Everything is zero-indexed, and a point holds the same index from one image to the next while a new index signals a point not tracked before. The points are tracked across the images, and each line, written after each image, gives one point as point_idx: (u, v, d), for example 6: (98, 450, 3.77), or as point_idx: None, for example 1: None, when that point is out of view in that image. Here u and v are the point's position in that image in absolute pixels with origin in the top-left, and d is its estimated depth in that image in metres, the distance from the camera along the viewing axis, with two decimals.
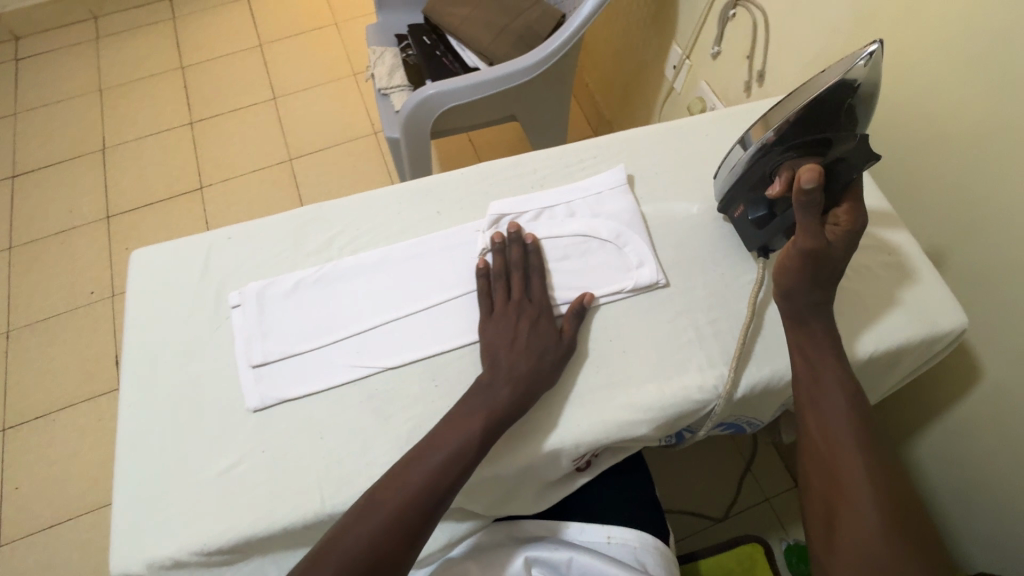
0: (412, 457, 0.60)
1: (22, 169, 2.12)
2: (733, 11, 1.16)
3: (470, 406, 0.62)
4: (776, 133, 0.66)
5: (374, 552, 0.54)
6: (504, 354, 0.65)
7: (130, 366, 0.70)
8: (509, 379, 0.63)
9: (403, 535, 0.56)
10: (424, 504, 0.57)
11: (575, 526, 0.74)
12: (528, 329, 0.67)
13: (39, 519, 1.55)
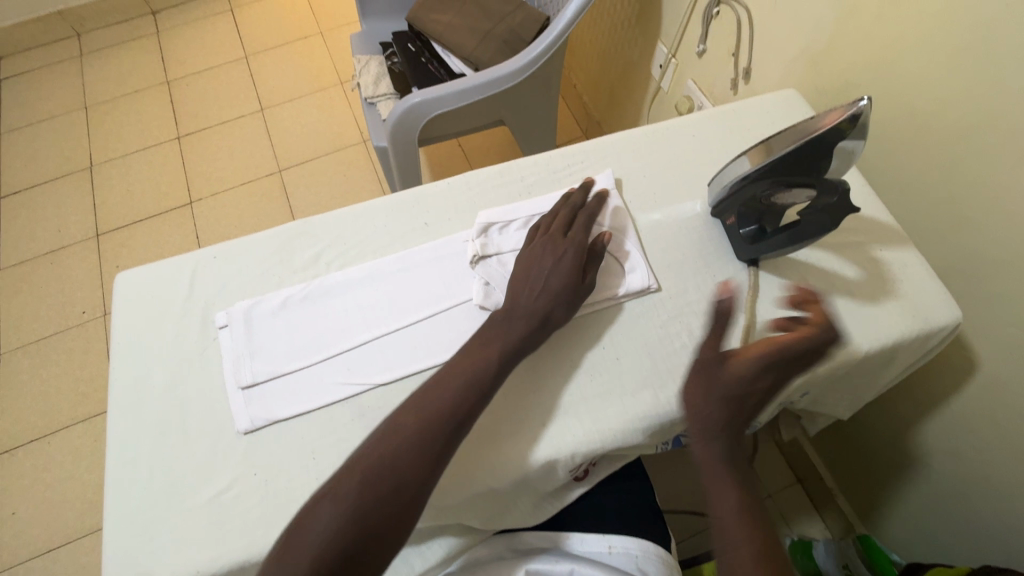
0: (433, 383, 0.62)
1: (9, 190, 2.10)
2: (717, 9, 1.16)
3: (490, 333, 0.65)
4: (767, 165, 0.64)
5: (391, 473, 0.56)
6: (526, 287, 0.68)
7: (117, 392, 0.68)
8: (524, 314, 0.66)
9: (432, 451, 0.57)
10: (440, 426, 0.59)
11: (575, 535, 0.73)
12: (551, 266, 0.69)
13: (37, 543, 1.53)
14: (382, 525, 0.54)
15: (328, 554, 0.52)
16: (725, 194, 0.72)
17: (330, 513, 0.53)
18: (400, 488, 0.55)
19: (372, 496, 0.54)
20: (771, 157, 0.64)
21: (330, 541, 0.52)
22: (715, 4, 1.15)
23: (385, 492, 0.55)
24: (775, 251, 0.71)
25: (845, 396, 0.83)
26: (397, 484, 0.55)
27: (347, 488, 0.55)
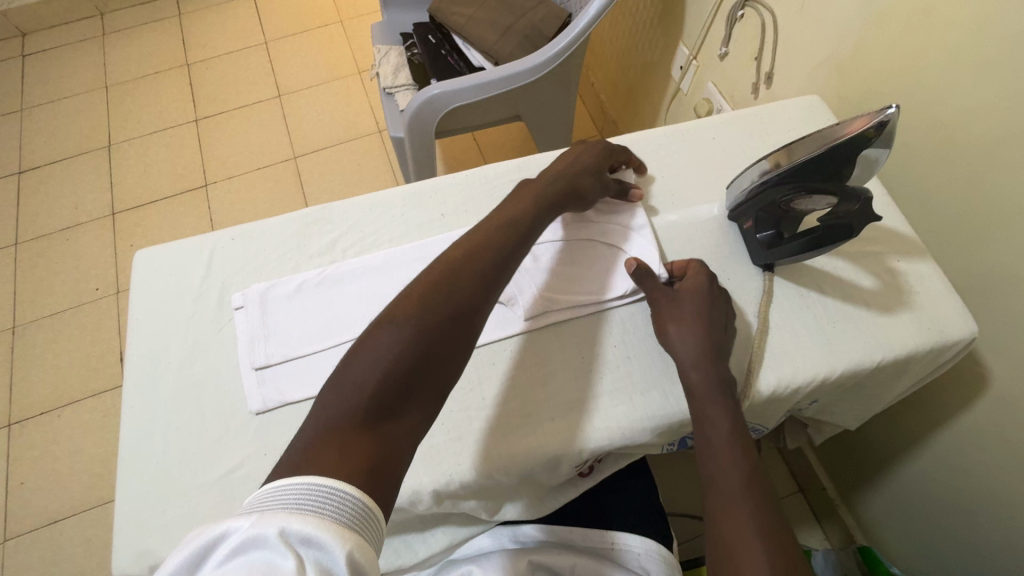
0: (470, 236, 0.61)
1: (28, 165, 2.12)
2: (741, 12, 1.15)
3: (520, 197, 0.69)
4: (790, 169, 0.64)
5: (445, 309, 0.54)
6: (564, 166, 0.74)
7: (133, 367, 0.70)
8: (559, 184, 0.71)
9: (477, 285, 0.57)
10: (492, 263, 0.59)
11: (579, 530, 0.73)
12: (589, 158, 0.75)
13: (44, 513, 1.56)
14: (433, 360, 0.52)
15: (386, 390, 0.49)
16: (744, 197, 0.72)
17: (381, 350, 0.50)
18: (456, 321, 0.54)
19: (422, 328, 0.52)
20: (794, 160, 0.64)
21: (385, 377, 0.49)
22: (740, 6, 1.15)
23: (439, 322, 0.53)
24: (791, 258, 0.71)
25: (854, 405, 0.83)
26: (449, 317, 0.54)
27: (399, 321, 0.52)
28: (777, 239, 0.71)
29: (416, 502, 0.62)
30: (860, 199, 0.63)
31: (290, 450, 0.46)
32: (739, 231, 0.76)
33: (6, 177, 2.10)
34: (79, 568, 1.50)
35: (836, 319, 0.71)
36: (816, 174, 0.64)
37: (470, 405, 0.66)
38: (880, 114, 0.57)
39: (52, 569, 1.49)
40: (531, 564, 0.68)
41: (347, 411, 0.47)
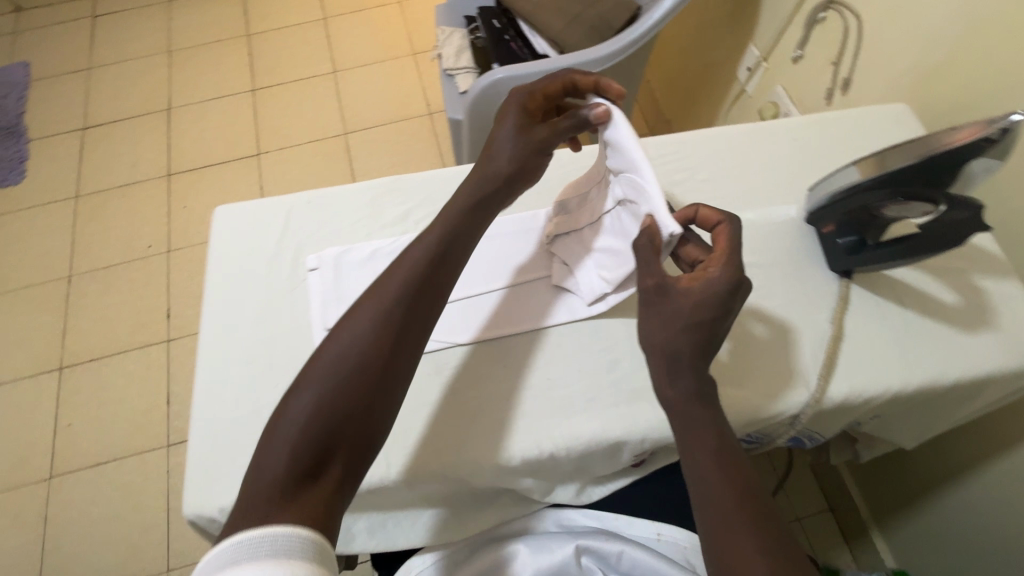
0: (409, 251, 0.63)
1: (92, 122, 2.20)
2: (823, 15, 1.12)
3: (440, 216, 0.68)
4: (882, 176, 0.62)
5: (352, 352, 0.55)
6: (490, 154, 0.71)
7: (209, 317, 0.72)
8: (475, 184, 0.69)
9: (378, 317, 0.57)
10: (393, 296, 0.59)
11: (623, 518, 0.72)
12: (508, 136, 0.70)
13: (87, 456, 1.63)
14: (349, 398, 0.53)
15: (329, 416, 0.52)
16: (826, 200, 0.70)
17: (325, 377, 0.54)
18: (362, 357, 0.55)
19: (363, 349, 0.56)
20: (888, 168, 0.62)
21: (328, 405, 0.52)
22: (823, 9, 1.12)
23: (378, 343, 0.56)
24: (875, 265, 0.69)
25: (915, 423, 0.81)
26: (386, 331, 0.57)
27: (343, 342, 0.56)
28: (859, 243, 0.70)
29: (476, 475, 0.63)
30: (971, 209, 0.62)
31: (258, 476, 0.50)
32: (817, 235, 0.74)
33: (70, 132, 2.17)
34: (116, 511, 1.56)
35: (913, 333, 0.69)
36: (913, 182, 0.62)
37: (534, 384, 0.67)
38: (996, 123, 0.54)
39: (92, 508, 1.56)
40: (578, 550, 0.67)
41: (298, 442, 0.51)
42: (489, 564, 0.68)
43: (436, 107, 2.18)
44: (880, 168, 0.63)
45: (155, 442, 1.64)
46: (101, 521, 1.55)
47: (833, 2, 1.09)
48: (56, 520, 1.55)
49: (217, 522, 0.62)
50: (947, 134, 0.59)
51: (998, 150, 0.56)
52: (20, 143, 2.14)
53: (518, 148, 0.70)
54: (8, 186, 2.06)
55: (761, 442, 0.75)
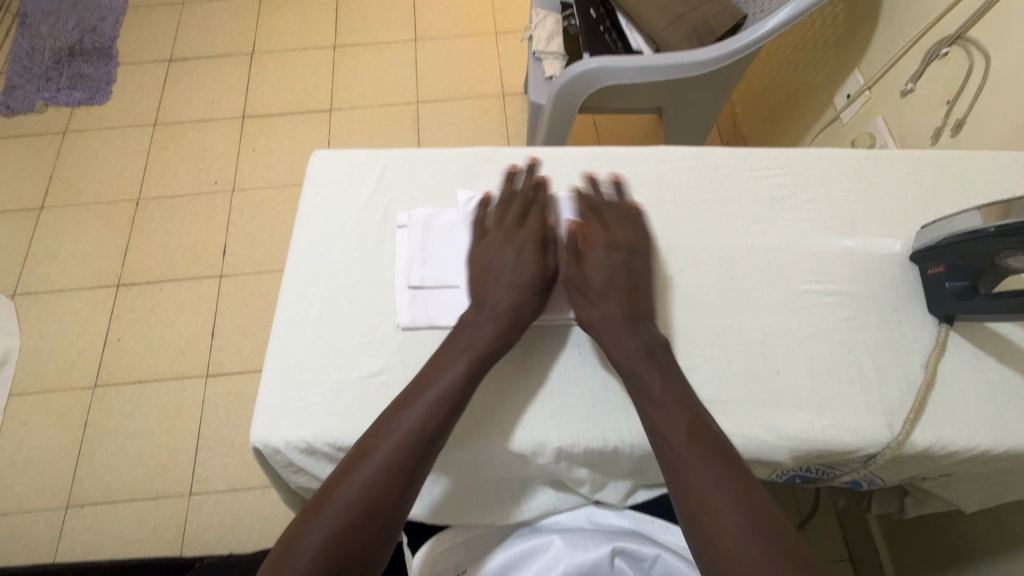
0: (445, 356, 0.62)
1: (178, 56, 2.26)
2: (945, 50, 1.07)
3: (456, 338, 0.63)
4: (1004, 228, 0.59)
5: (365, 477, 0.54)
6: (491, 286, 0.66)
7: (296, 256, 0.73)
8: (492, 317, 0.64)
9: (386, 437, 0.56)
10: (400, 416, 0.58)
11: (659, 523, 0.69)
12: (511, 261, 0.67)
13: (132, 372, 1.69)
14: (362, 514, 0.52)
15: (350, 527, 0.52)
16: (941, 240, 0.67)
17: (347, 485, 0.54)
18: (372, 477, 0.54)
19: (390, 459, 0.55)
20: (1011, 218, 0.58)
21: (350, 514, 0.52)
22: (949, 43, 1.06)
23: (403, 453, 0.55)
24: (978, 315, 0.65)
25: (983, 489, 0.77)
26: (417, 444, 0.56)
27: (374, 449, 0.56)
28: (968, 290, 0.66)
29: (538, 454, 0.63)
30: None
31: (322, 524, 0.52)
32: (921, 274, 0.71)
33: (158, 62, 2.25)
34: (151, 428, 1.62)
35: (1011, 391, 0.65)
36: None
37: (609, 374, 0.67)
38: None
39: (128, 423, 1.63)
40: (613, 552, 0.64)
41: (372, 490, 0.53)
42: (525, 550, 0.66)
43: (510, 90, 2.17)
44: (1002, 220, 0.59)
45: (194, 370, 1.70)
46: (136, 435, 1.61)
47: (961, 38, 1.04)
48: (95, 426, 1.62)
49: (281, 454, 0.63)
50: None
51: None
52: (110, 65, 2.22)
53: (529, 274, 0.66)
54: (94, 105, 2.15)
55: (822, 476, 0.73)
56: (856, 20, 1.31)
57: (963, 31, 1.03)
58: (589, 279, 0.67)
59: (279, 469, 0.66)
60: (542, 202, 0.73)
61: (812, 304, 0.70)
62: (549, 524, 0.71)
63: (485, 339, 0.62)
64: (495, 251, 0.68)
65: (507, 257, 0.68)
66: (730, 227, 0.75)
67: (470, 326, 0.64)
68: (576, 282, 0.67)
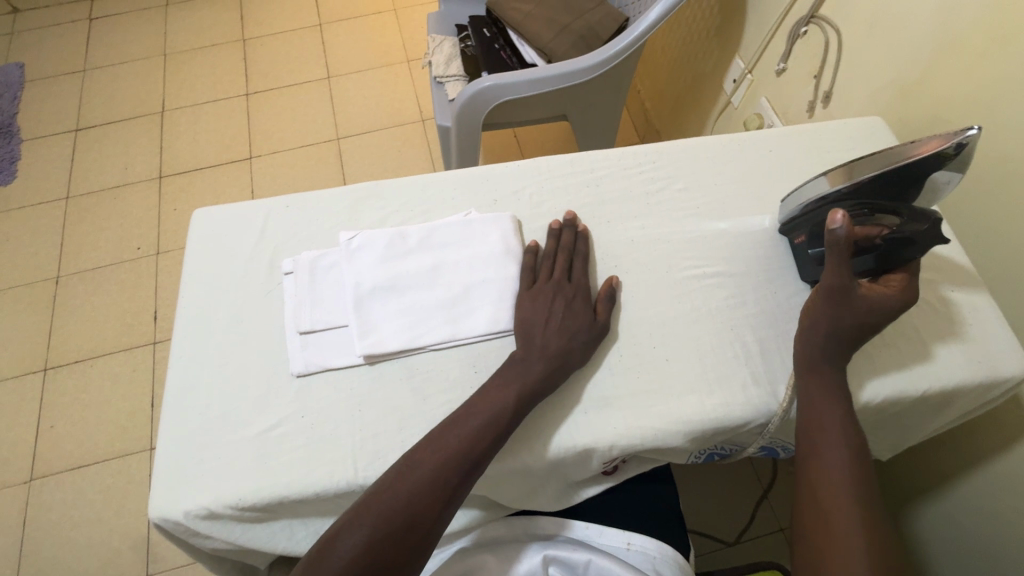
0: (497, 381, 0.63)
1: (85, 124, 2.20)
2: (805, 29, 1.14)
3: (505, 378, 0.63)
4: (853, 186, 0.65)
5: (411, 490, 0.56)
6: (540, 330, 0.66)
7: (183, 320, 0.72)
8: (541, 356, 0.64)
9: (439, 454, 0.58)
10: (455, 435, 0.59)
11: (593, 527, 0.71)
12: (562, 310, 0.68)
13: (70, 458, 1.61)
14: (404, 525, 0.54)
15: (386, 540, 0.53)
16: (799, 210, 0.72)
17: (388, 494, 0.56)
18: (417, 492, 0.56)
19: (433, 478, 0.57)
20: (856, 177, 0.64)
21: (387, 525, 0.54)
22: (805, 23, 1.13)
23: (451, 470, 0.57)
24: None
25: (891, 436, 0.80)
26: (460, 465, 0.57)
27: (418, 464, 0.58)
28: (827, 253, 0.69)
29: None
30: (926, 219, 0.63)
31: (362, 527, 0.54)
32: (790, 245, 0.75)
33: (63, 134, 2.18)
34: (97, 514, 1.54)
35: (883, 343, 0.72)
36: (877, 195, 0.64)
37: None
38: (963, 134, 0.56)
39: (72, 512, 1.55)
40: (545, 560, 0.67)
41: (413, 503, 0.55)
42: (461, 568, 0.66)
43: (429, 114, 2.19)
44: (850, 180, 0.65)
45: (139, 444, 1.63)
46: (81, 523, 1.53)
47: (814, 17, 1.11)
48: (36, 522, 1.53)
49: (183, 526, 0.61)
50: (910, 147, 0.61)
51: (960, 161, 0.59)
52: (12, 143, 2.14)
53: (577, 329, 0.67)
54: None
55: (734, 451, 0.75)
56: (729, 9, 1.38)
57: (815, 10, 1.10)
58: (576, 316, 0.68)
59: (187, 540, 0.64)
60: (584, 253, 0.74)
61: (693, 288, 0.73)
62: (487, 537, 0.70)
63: (536, 376, 0.63)
64: (542, 303, 0.68)
65: (557, 305, 0.68)
66: (609, 225, 0.78)
67: (521, 363, 0.64)
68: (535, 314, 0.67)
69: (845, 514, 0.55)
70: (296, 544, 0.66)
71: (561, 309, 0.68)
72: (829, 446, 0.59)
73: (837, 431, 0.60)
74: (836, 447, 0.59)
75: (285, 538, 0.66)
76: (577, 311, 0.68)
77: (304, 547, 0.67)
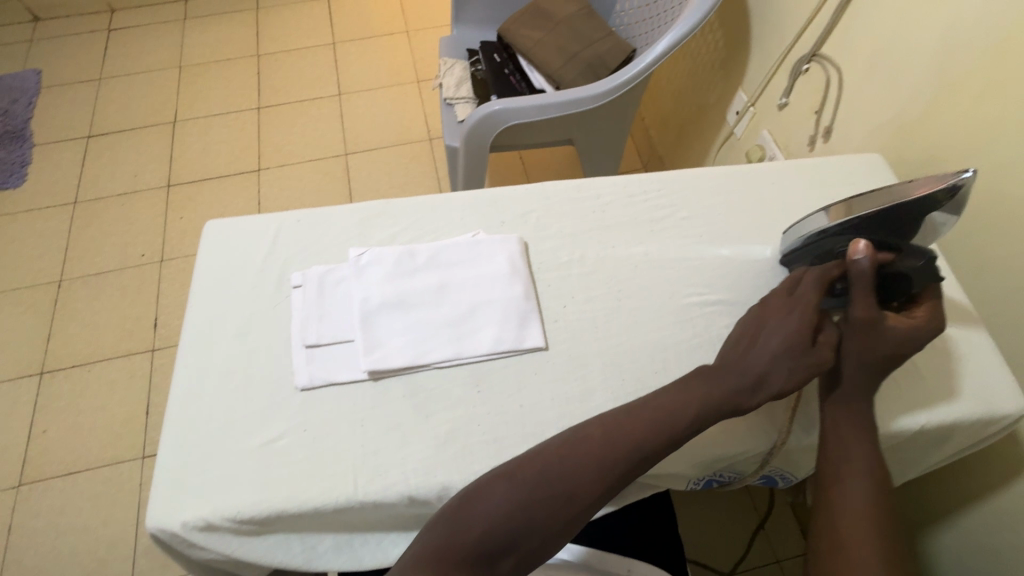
0: (628, 412, 0.62)
1: (97, 131, 2.23)
2: (806, 65, 1.18)
3: (684, 392, 0.63)
4: (850, 220, 0.67)
5: (545, 484, 0.57)
6: (745, 350, 0.66)
7: (191, 330, 0.72)
8: (736, 376, 0.64)
9: (588, 450, 0.59)
10: (609, 435, 0.60)
11: (595, 552, 0.71)
12: (774, 330, 0.65)
13: (61, 464, 1.60)
14: (541, 517, 0.56)
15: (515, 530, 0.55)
16: (799, 244, 0.74)
17: (525, 484, 0.57)
18: (559, 487, 0.57)
19: (582, 473, 0.58)
20: (853, 213, 0.67)
21: (516, 519, 0.55)
22: (807, 60, 1.16)
23: (551, 497, 0.57)
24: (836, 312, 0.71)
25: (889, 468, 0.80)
26: (608, 465, 0.58)
27: (514, 481, 0.57)
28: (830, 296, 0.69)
29: (444, 497, 0.64)
30: (924, 254, 0.64)
31: (486, 514, 0.56)
32: None
33: (75, 140, 2.21)
34: (84, 521, 1.52)
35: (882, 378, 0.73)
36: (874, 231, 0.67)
37: (507, 410, 0.67)
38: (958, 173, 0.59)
39: (59, 520, 1.52)
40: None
41: (549, 497, 0.57)
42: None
43: (436, 133, 2.23)
44: (848, 215, 0.67)
45: (131, 452, 1.61)
46: (68, 531, 1.51)
47: (816, 55, 1.14)
48: (22, 528, 1.51)
49: (180, 537, 0.61)
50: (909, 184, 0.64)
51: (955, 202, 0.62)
52: (24, 147, 2.17)
53: (782, 358, 0.63)
54: (8, 188, 2.08)
55: (734, 479, 0.75)
56: (734, 43, 1.42)
57: (816, 49, 1.14)
58: (789, 337, 0.64)
59: (182, 551, 0.63)
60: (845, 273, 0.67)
61: (697, 316, 0.74)
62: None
63: (716, 396, 0.62)
64: (761, 324, 0.67)
65: (772, 326, 0.66)
66: (615, 249, 0.79)
67: (713, 382, 0.64)
68: (747, 337, 0.67)
69: (865, 560, 0.57)
70: (291, 559, 0.66)
71: (778, 331, 0.65)
72: (846, 501, 0.61)
73: (856, 489, 0.61)
74: (854, 505, 0.60)
75: (281, 552, 0.65)
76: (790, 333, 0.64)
77: (300, 563, 0.66)
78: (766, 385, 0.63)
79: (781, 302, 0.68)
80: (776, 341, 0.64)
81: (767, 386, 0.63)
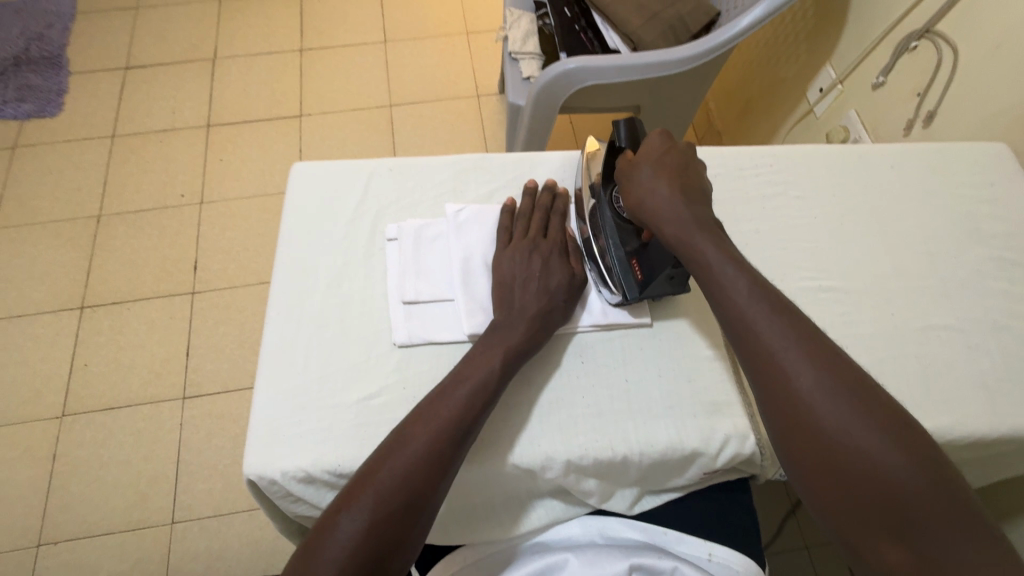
0: (436, 397, 0.57)
1: (135, 64, 2.16)
2: (915, 43, 1.09)
3: (485, 346, 0.61)
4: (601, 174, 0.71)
5: (411, 467, 0.52)
6: (519, 292, 0.65)
7: (282, 276, 0.70)
8: (522, 317, 0.63)
9: (434, 431, 0.54)
10: (447, 409, 0.56)
11: (673, 534, 0.65)
12: (540, 268, 0.67)
13: (103, 399, 1.61)
14: (414, 495, 0.51)
15: (388, 520, 0.50)
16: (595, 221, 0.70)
17: (383, 471, 0.52)
18: (425, 464, 0.52)
19: (428, 446, 0.53)
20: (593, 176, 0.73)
21: (387, 501, 0.50)
22: (917, 37, 1.08)
23: (399, 504, 0.50)
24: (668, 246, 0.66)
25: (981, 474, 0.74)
26: (452, 434, 0.54)
27: (352, 506, 0.50)
28: (614, 213, 0.69)
29: (547, 467, 0.62)
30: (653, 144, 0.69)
31: (356, 509, 0.50)
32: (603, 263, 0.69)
33: (112, 71, 2.13)
34: (126, 455, 1.54)
35: (1003, 385, 0.66)
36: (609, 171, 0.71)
37: (612, 381, 0.67)
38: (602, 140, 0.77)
39: (102, 452, 1.54)
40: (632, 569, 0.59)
41: (408, 473, 0.52)
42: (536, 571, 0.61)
43: (484, 90, 2.14)
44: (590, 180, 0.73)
45: (171, 393, 1.62)
46: (110, 463, 1.53)
47: (930, 31, 1.06)
48: (65, 458, 1.53)
49: (277, 486, 0.59)
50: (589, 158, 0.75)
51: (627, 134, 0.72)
52: (61, 75, 2.10)
53: (558, 290, 0.66)
54: (45, 117, 2.03)
55: None
56: (826, 13, 1.33)
57: (931, 25, 1.06)
58: (556, 268, 0.67)
59: (276, 499, 0.62)
60: (560, 210, 0.74)
61: (807, 301, 0.71)
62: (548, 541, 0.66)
63: (517, 338, 0.62)
64: (518, 264, 0.67)
65: (534, 263, 0.67)
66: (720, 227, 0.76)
67: (502, 327, 0.63)
68: (507, 283, 0.66)
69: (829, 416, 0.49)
70: None
71: (543, 269, 0.67)
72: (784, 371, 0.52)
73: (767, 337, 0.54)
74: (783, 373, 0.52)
75: None
76: (551, 264, 0.68)
77: None
78: (552, 319, 0.65)
79: (525, 246, 0.69)
80: (551, 279, 0.67)
81: (551, 321, 0.65)
